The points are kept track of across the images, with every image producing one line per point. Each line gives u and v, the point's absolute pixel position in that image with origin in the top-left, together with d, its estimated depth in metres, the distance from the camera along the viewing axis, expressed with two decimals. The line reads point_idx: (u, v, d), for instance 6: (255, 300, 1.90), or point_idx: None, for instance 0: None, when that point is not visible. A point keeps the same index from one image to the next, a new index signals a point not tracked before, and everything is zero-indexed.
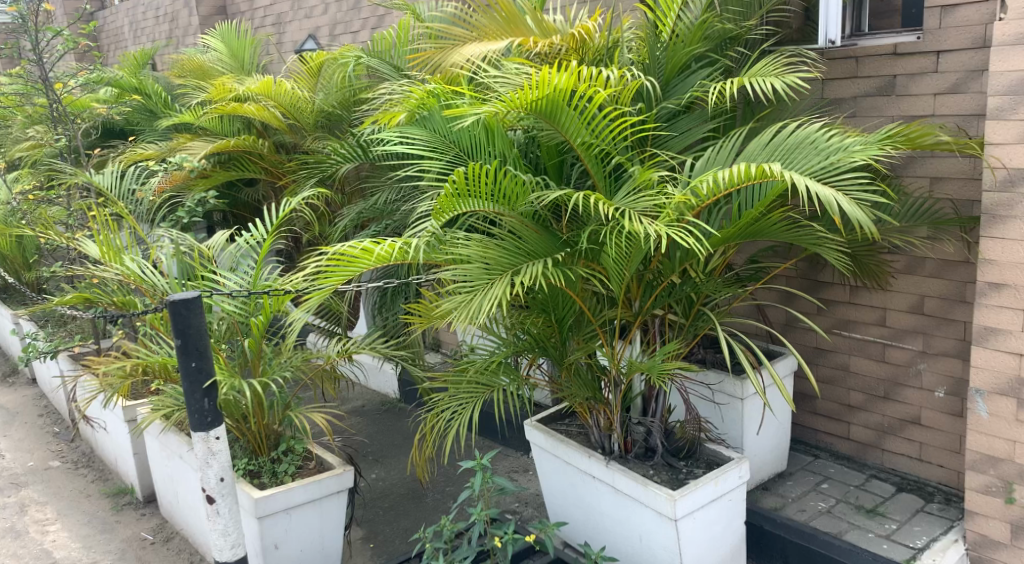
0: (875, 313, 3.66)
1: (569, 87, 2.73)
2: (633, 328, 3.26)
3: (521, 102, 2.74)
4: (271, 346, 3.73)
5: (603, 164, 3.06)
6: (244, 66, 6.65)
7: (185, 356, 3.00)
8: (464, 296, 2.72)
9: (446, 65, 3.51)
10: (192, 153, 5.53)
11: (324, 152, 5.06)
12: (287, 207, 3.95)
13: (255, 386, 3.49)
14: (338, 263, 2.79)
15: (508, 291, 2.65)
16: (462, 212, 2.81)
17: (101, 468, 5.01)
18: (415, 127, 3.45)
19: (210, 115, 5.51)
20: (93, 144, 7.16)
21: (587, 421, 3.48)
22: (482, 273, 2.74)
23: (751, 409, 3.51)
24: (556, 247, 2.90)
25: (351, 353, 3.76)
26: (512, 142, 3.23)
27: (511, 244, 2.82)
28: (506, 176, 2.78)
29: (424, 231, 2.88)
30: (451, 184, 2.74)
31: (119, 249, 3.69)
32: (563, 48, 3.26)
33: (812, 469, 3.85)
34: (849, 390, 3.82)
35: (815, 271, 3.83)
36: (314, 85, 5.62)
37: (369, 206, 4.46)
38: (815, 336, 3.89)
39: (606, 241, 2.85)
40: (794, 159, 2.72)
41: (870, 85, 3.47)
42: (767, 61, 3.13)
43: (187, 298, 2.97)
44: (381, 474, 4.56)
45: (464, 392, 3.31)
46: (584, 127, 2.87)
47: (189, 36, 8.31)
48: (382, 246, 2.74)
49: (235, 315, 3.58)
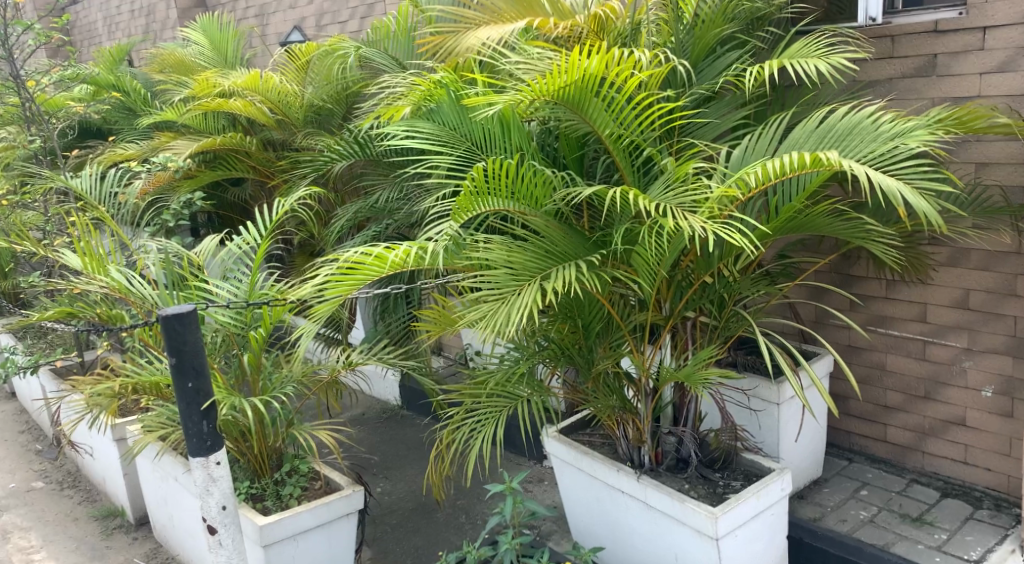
0: (914, 308, 3.45)
1: (600, 71, 2.48)
2: (664, 332, 3.02)
3: (548, 90, 2.49)
4: (272, 360, 3.50)
5: (632, 156, 2.82)
6: (228, 60, 6.35)
7: (180, 376, 2.75)
8: (491, 305, 2.48)
9: (456, 52, 3.29)
10: (176, 152, 5.23)
11: (317, 149, 4.80)
12: (282, 207, 3.66)
13: (256, 404, 3.23)
14: (349, 271, 2.57)
15: (539, 299, 2.42)
16: (482, 212, 2.59)
17: (88, 489, 4.72)
18: (421, 120, 3.17)
19: (194, 111, 5.21)
20: (69, 145, 6.84)
21: (615, 432, 3.24)
22: (509, 279, 2.51)
23: (788, 415, 3.28)
24: (587, 249, 2.67)
25: (356, 365, 3.50)
26: (529, 135, 2.98)
27: (539, 246, 2.59)
28: (530, 173, 2.58)
29: (442, 235, 2.64)
30: (471, 182, 2.52)
31: (103, 258, 3.42)
32: (584, 31, 3.07)
33: (848, 474, 3.64)
34: (885, 389, 3.61)
35: (847, 265, 3.61)
36: (304, 79, 5.31)
37: (369, 205, 4.23)
38: (849, 334, 3.67)
39: (641, 240, 2.61)
40: (846, 147, 2.49)
41: (907, 66, 3.24)
42: (807, 40, 2.89)
43: (180, 312, 2.71)
44: (387, 488, 4.31)
45: (484, 408, 3.05)
46: (613, 116, 2.64)
47: (167, 30, 7.98)
48: (397, 251, 2.51)
49: (229, 326, 3.32)
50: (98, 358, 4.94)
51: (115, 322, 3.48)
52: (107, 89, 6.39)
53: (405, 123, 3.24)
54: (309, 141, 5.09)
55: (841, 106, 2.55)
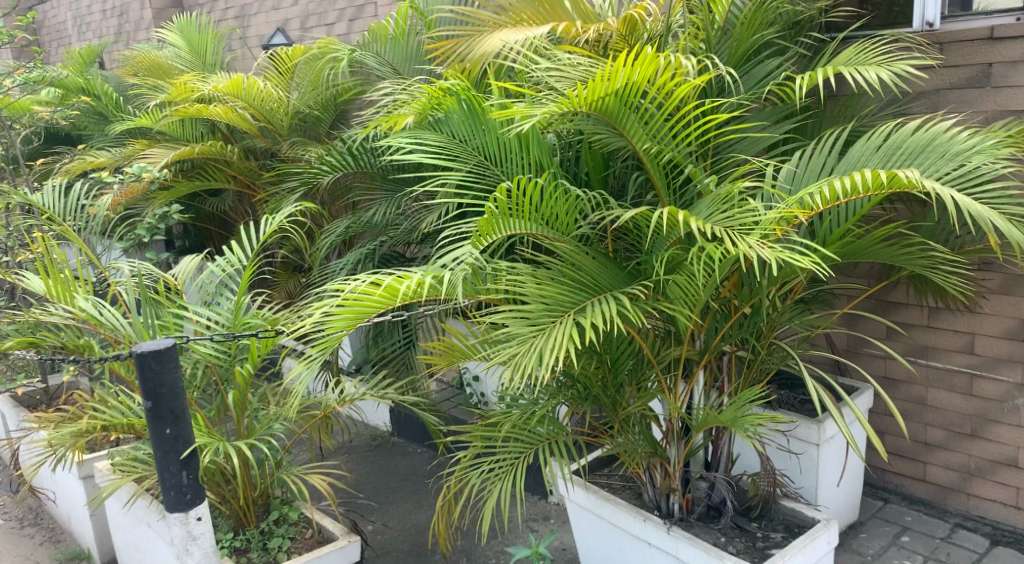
0: (961, 338, 3.18)
1: (646, 80, 2.20)
2: (698, 367, 2.73)
3: (585, 100, 2.19)
4: (258, 395, 3.15)
5: (669, 173, 2.54)
6: (207, 63, 5.99)
7: (156, 422, 2.43)
8: (520, 342, 2.17)
9: (469, 57, 2.94)
10: (150, 160, 4.84)
11: (306, 159, 4.45)
12: (271, 225, 3.33)
13: (240, 447, 2.86)
14: (355, 304, 2.31)
15: (575, 336, 2.11)
16: (504, 236, 2.31)
17: (51, 528, 4.27)
18: (428, 131, 2.84)
19: (170, 118, 4.83)
20: (36, 152, 6.42)
21: (640, 477, 2.93)
22: (538, 314, 2.21)
23: (830, 457, 3.00)
24: (623, 278, 2.37)
25: (350, 401, 3.18)
26: (551, 149, 2.69)
27: (570, 275, 2.30)
28: (558, 194, 2.32)
29: (458, 263, 2.36)
30: (493, 203, 2.24)
31: (70, 283, 3.05)
32: (613, 35, 2.81)
33: (886, 517, 3.34)
34: (926, 425, 3.35)
35: (885, 290, 3.35)
36: (289, 83, 4.98)
37: (360, 220, 3.89)
38: (885, 364, 3.40)
39: (684, 268, 2.33)
40: (920, 165, 2.23)
41: (958, 76, 2.88)
42: (859, 47, 2.65)
43: (157, 349, 2.40)
44: (378, 527, 3.76)
45: (499, 454, 2.74)
46: (654, 130, 2.35)
47: (141, 31, 7.58)
48: (408, 283, 2.24)
49: (212, 358, 2.98)
50: (63, 383, 4.52)
51: (83, 352, 3.13)
52: (76, 93, 5.98)
53: (408, 133, 2.92)
54: (297, 150, 4.80)
55: (912, 121, 2.30)
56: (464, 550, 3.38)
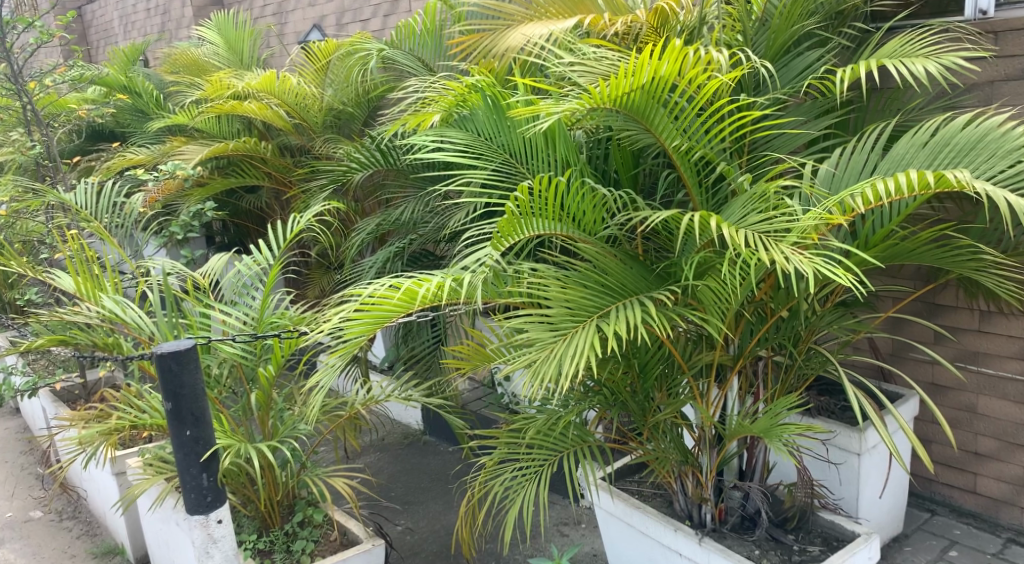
0: (1014, 344, 3.03)
1: (675, 74, 2.08)
2: (732, 373, 2.63)
3: (611, 96, 2.09)
4: (284, 395, 3.11)
5: (700, 170, 2.43)
6: (243, 60, 6.02)
7: (176, 424, 2.41)
8: (542, 348, 2.08)
9: (495, 52, 2.86)
10: (186, 157, 4.86)
11: (338, 155, 4.42)
12: (298, 224, 3.29)
13: (264, 449, 2.82)
14: (373, 310, 2.27)
15: (597, 343, 2.01)
16: (527, 236, 2.23)
17: (89, 522, 4.29)
18: (453, 129, 2.78)
19: (205, 115, 4.83)
20: (79, 149, 6.51)
21: (671, 485, 2.83)
22: (560, 317, 2.12)
23: (872, 468, 2.87)
24: (650, 281, 2.26)
25: (376, 402, 3.13)
26: (578, 146, 2.60)
27: (595, 279, 2.20)
28: (583, 193, 2.23)
29: (480, 264, 2.28)
30: (514, 204, 2.16)
31: (97, 282, 3.04)
32: (644, 27, 2.70)
33: (932, 530, 3.19)
34: (977, 435, 3.19)
35: (933, 292, 3.20)
36: (323, 80, 4.98)
37: (390, 218, 3.85)
38: (932, 370, 3.25)
39: (715, 271, 2.21)
40: (970, 164, 2.09)
41: (1014, 67, 2.64)
42: (906, 37, 2.50)
43: (178, 350, 2.37)
44: (406, 527, 3.73)
45: (524, 460, 2.66)
46: (682, 127, 2.24)
47: (182, 28, 7.66)
48: (424, 288, 2.18)
49: (239, 358, 2.96)
50: (102, 378, 4.54)
51: (112, 351, 3.10)
52: (117, 90, 6.04)
53: (434, 132, 2.86)
54: (330, 147, 4.77)
55: (960, 116, 2.15)
56: (491, 555, 3.32)
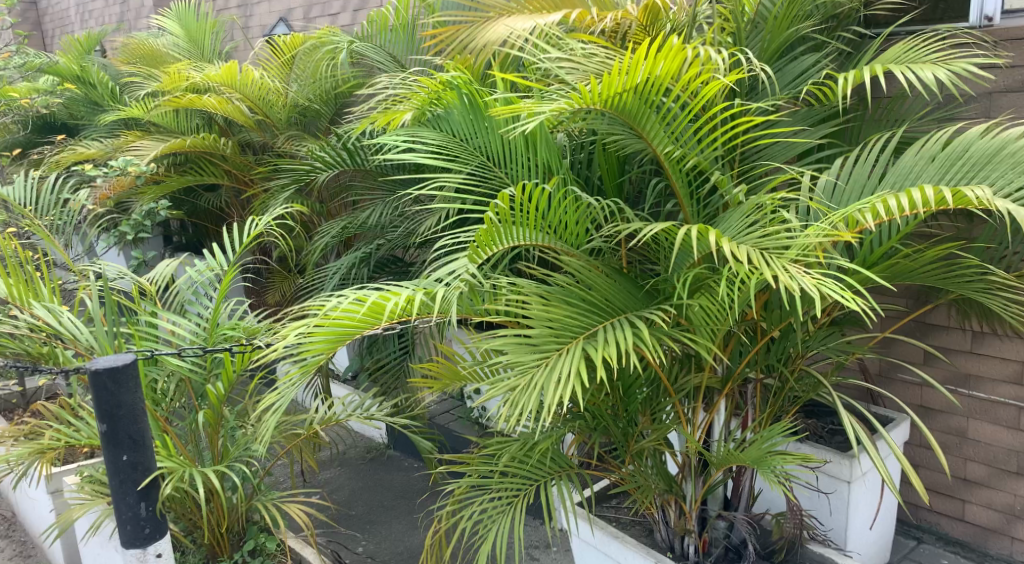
0: (1008, 367, 2.90)
1: (672, 74, 1.90)
2: (721, 396, 2.46)
3: (602, 97, 1.90)
4: (237, 412, 2.88)
5: (693, 180, 2.26)
6: (205, 54, 5.72)
7: (111, 448, 2.17)
8: (522, 372, 1.88)
9: (473, 47, 2.66)
10: (140, 153, 4.58)
11: (302, 154, 4.18)
12: (256, 227, 3.04)
13: (211, 473, 2.58)
14: (334, 327, 2.05)
15: (584, 369, 1.82)
16: (506, 248, 2.04)
17: (23, 541, 3.98)
18: (426, 129, 2.59)
19: (161, 108, 4.55)
20: (28, 140, 6.17)
21: (653, 514, 2.65)
22: (543, 338, 1.93)
23: (862, 497, 2.71)
24: (640, 299, 2.08)
25: (336, 421, 2.91)
26: (560, 150, 2.43)
27: (579, 295, 2.01)
28: (569, 202, 2.05)
29: (454, 278, 2.08)
30: (494, 212, 1.97)
31: (31, 286, 2.77)
32: (633, 25, 2.52)
33: (920, 560, 3.05)
34: (966, 460, 3.06)
35: (924, 311, 3.06)
36: (288, 75, 4.74)
37: (356, 222, 3.63)
38: (921, 392, 3.12)
39: (711, 289, 2.04)
40: (983, 179, 1.93)
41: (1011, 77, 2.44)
42: (910, 42, 2.35)
43: (114, 367, 2.12)
44: (367, 551, 3.51)
45: (496, 490, 2.45)
46: (677, 132, 2.06)
47: (142, 19, 7.34)
48: (391, 304, 1.98)
49: (187, 373, 2.72)
50: (42, 386, 4.24)
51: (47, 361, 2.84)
52: (69, 80, 5.73)
53: (404, 130, 2.66)
54: (293, 145, 4.53)
55: (973, 128, 2.00)
56: None
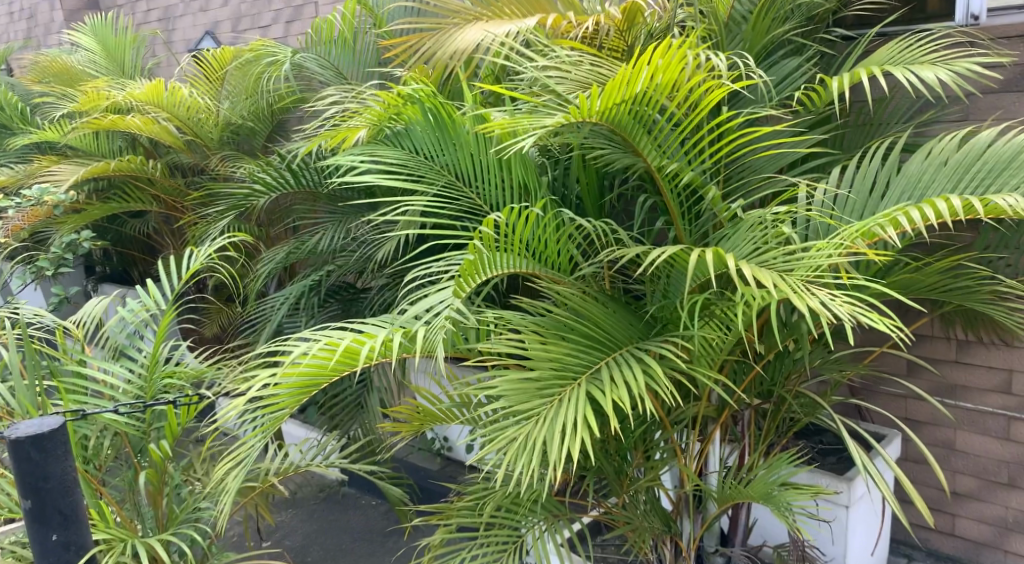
0: (996, 377, 2.80)
1: (672, 83, 1.74)
2: (717, 426, 2.28)
3: (597, 109, 1.71)
4: (181, 467, 2.57)
5: (685, 196, 2.09)
6: (125, 71, 5.35)
7: (39, 526, 1.86)
8: (522, 422, 1.65)
9: (436, 57, 2.45)
10: (57, 179, 4.19)
11: (238, 175, 3.88)
12: (195, 263, 2.69)
13: (156, 542, 2.28)
14: (301, 378, 1.84)
15: (593, 414, 1.61)
16: (490, 278, 1.86)
17: None
18: (386, 147, 2.34)
19: (80, 130, 4.18)
20: None
21: (647, 556, 2.45)
22: (543, 379, 1.71)
23: (861, 521, 2.57)
24: (640, 330, 1.88)
25: (294, 471, 2.63)
26: (535, 166, 2.24)
27: (577, 329, 1.81)
28: (552, 225, 1.90)
29: (435, 314, 1.86)
30: (477, 240, 1.80)
31: None
32: (609, 30, 2.36)
33: None
34: (954, 473, 2.96)
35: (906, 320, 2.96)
36: (219, 91, 4.43)
37: (302, 247, 3.34)
38: (905, 404, 3.01)
39: (718, 315, 1.86)
40: (1001, 187, 1.80)
41: (996, 77, 2.33)
42: (900, 42, 2.24)
43: (38, 433, 1.82)
44: None
45: (481, 544, 2.22)
46: (672, 146, 1.89)
47: (52, 34, 6.87)
48: (366, 350, 1.77)
49: (125, 428, 2.41)
50: None
51: None
52: None
53: (360, 150, 2.41)
54: (228, 167, 4.22)
55: (985, 132, 1.87)
56: None
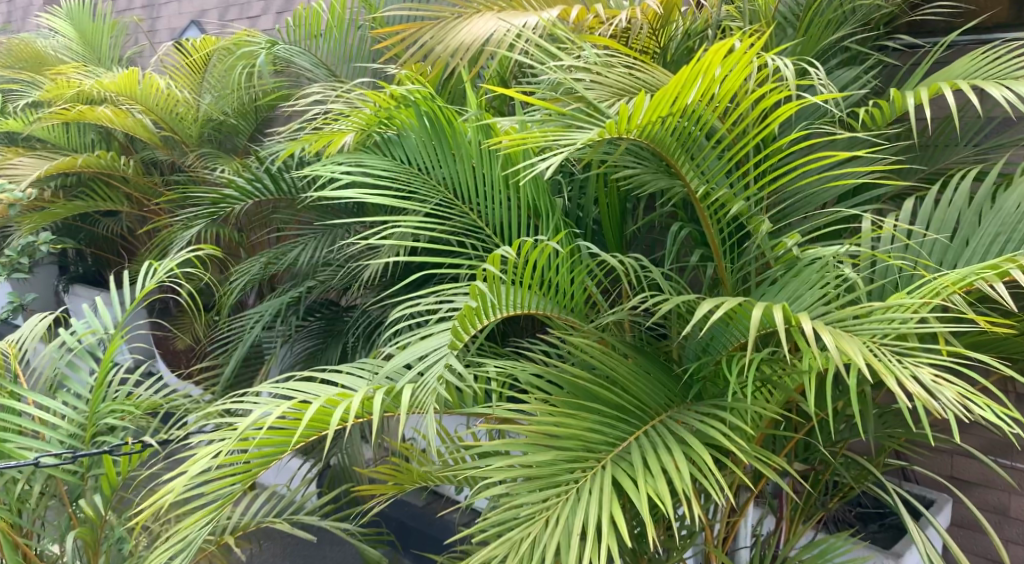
0: None
1: (728, 92, 1.40)
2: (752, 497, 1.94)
3: (636, 123, 1.37)
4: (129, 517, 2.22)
5: (728, 228, 1.75)
6: (102, 61, 4.98)
7: None
8: (532, 519, 1.32)
9: (435, 53, 2.10)
10: (18, 174, 3.83)
11: (215, 176, 3.53)
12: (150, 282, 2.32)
13: None
14: (262, 444, 1.54)
15: (621, 512, 1.28)
16: (492, 324, 1.51)
17: None
18: (372, 155, 2.00)
19: (45, 121, 3.82)
20: None
21: None
22: (557, 460, 1.38)
23: None
24: (673, 392, 1.55)
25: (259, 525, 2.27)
26: (547, 185, 1.90)
27: (597, 393, 1.48)
28: (570, 259, 1.55)
29: (423, 367, 1.51)
30: (480, 280, 1.45)
31: None
32: (642, 28, 2.02)
33: None
34: (1006, 542, 2.61)
35: None
36: (200, 84, 4.07)
37: (280, 260, 2.99)
38: (952, 461, 2.66)
39: (769, 377, 1.52)
40: None
41: None
42: (982, 50, 1.90)
43: None
44: None
45: None
46: (720, 169, 1.55)
47: (30, 19, 6.49)
48: (340, 413, 1.45)
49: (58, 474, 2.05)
50: None
51: None
52: None
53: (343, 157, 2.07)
54: (206, 166, 3.87)
55: None
56: None
